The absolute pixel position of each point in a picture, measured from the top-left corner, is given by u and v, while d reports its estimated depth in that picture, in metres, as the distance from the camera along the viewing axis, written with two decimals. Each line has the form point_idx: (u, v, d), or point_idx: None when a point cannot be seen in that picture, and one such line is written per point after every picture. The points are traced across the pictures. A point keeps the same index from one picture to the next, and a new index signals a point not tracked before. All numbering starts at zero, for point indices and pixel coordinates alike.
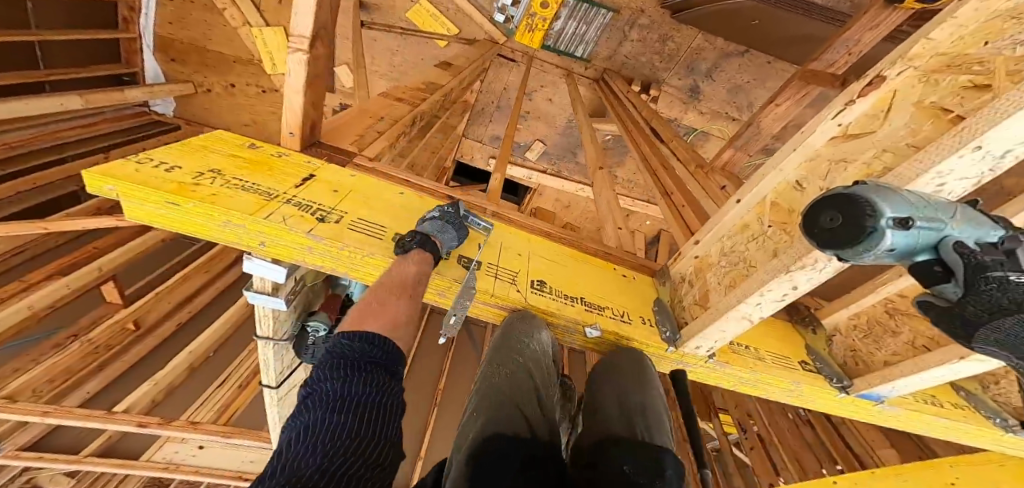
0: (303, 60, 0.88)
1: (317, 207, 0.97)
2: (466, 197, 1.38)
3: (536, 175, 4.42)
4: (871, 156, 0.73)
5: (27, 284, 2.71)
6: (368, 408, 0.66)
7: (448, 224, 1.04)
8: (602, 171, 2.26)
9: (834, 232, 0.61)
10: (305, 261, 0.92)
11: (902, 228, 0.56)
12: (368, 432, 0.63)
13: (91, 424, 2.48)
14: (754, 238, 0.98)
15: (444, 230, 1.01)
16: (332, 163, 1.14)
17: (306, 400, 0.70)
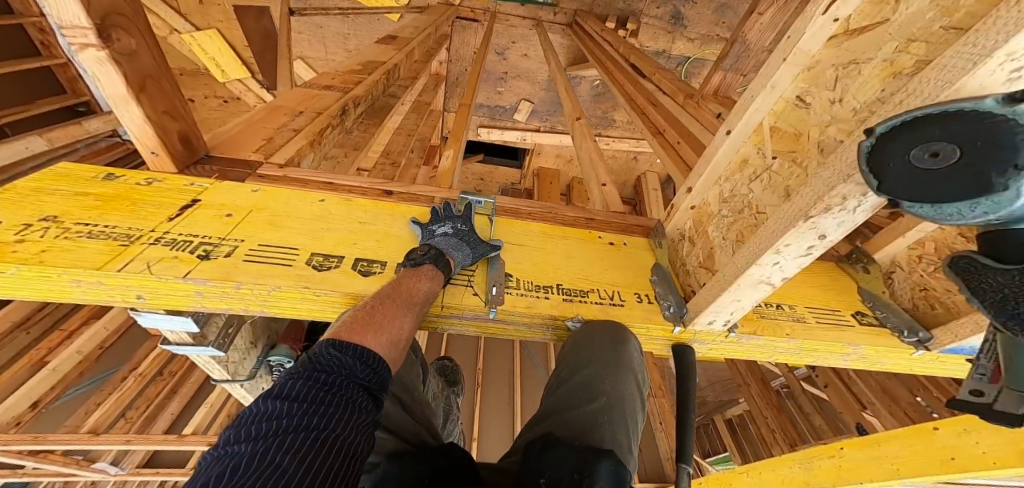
0: (106, 58, 0.66)
1: (200, 242, 0.79)
2: (409, 189, 1.16)
3: (530, 136, 4.09)
4: (890, 53, 0.49)
5: (69, 331, 3.20)
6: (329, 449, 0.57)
7: (463, 241, 0.91)
8: (580, 120, 2.00)
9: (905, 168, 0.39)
10: (198, 308, 0.76)
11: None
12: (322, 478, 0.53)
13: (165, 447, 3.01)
14: (758, 180, 0.74)
15: (458, 248, 0.89)
16: (225, 180, 0.95)
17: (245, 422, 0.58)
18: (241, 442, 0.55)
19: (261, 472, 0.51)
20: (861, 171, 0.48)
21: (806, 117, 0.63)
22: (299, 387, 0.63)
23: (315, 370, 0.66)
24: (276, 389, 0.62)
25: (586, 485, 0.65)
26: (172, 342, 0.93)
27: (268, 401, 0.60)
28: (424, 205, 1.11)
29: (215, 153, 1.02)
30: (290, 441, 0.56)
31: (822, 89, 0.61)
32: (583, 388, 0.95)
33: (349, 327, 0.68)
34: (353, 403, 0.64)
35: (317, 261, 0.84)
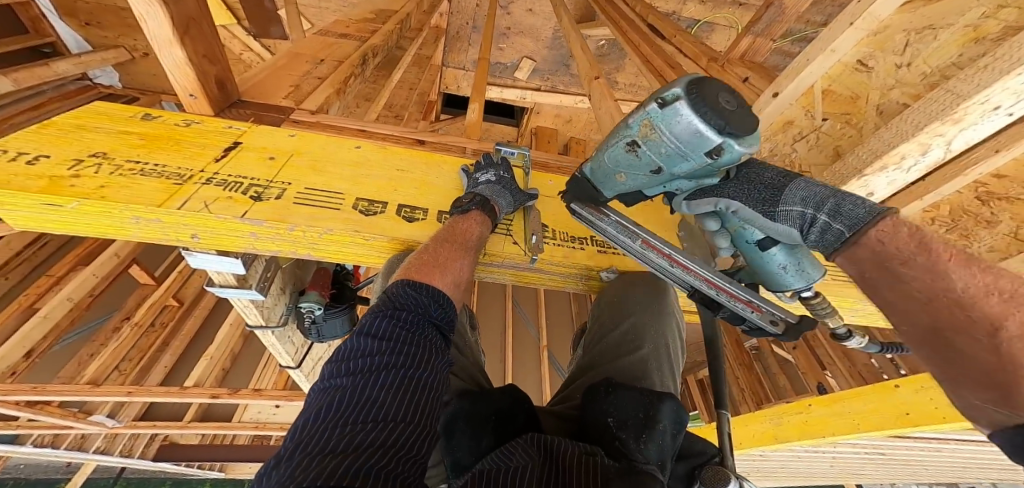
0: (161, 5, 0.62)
1: (248, 183, 0.77)
2: (440, 139, 1.16)
3: (530, 95, 3.93)
4: (979, 16, 0.58)
5: (55, 278, 3.14)
6: (414, 378, 0.59)
7: (504, 188, 0.93)
8: (598, 80, 1.97)
9: (727, 116, 0.56)
10: (252, 249, 0.77)
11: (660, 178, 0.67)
12: (414, 402, 0.57)
13: (171, 399, 2.97)
14: (805, 141, 0.76)
15: (501, 195, 0.91)
16: (261, 124, 0.91)
17: (341, 357, 0.62)
18: (342, 376, 0.58)
19: (361, 405, 0.53)
20: (927, 131, 0.52)
21: (868, 81, 0.69)
22: (384, 326, 0.64)
23: (394, 313, 0.66)
24: (361, 328, 0.64)
25: (652, 425, 0.71)
26: (216, 284, 0.94)
27: (357, 340, 0.62)
28: (457, 156, 1.12)
29: (247, 98, 0.97)
30: (382, 374, 0.57)
31: (886, 55, 0.68)
32: (627, 338, 0.96)
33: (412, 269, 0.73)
34: (430, 335, 0.67)
35: (363, 207, 0.85)
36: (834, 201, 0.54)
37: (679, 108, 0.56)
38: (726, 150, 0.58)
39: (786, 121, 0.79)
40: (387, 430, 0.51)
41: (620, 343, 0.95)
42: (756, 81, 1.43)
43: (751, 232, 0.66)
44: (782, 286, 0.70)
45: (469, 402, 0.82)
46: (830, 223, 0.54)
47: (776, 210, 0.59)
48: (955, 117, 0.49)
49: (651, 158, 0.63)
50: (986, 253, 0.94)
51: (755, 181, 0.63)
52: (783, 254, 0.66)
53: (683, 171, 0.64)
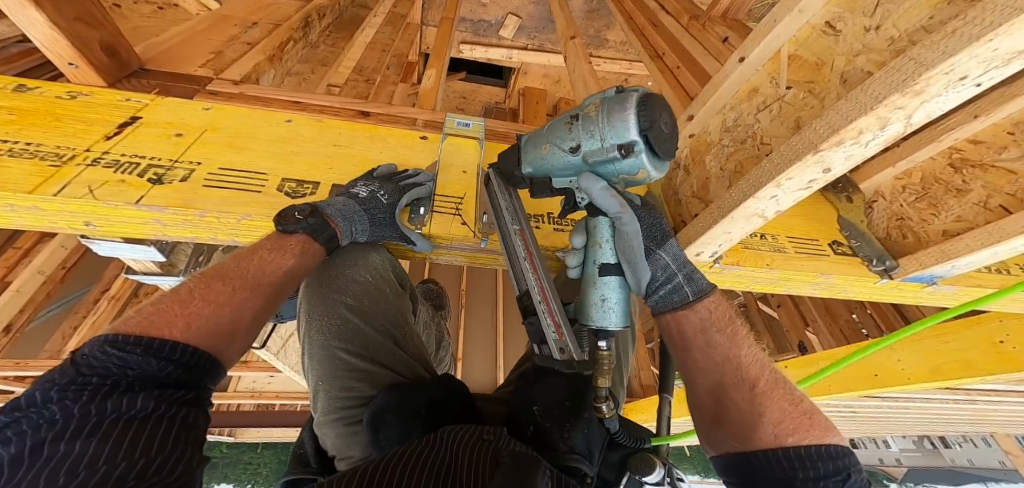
0: None
1: (148, 164, 0.69)
2: (388, 109, 1.05)
3: (517, 55, 3.72)
4: None
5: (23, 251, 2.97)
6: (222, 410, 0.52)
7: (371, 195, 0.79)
8: (575, 40, 1.83)
9: (655, 129, 0.60)
10: (162, 237, 0.70)
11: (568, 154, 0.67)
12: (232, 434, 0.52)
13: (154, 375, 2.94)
14: (767, 111, 0.68)
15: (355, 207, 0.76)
16: (168, 96, 0.80)
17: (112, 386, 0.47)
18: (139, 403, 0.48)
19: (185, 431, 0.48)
20: (887, 103, 0.43)
21: (834, 46, 0.57)
22: (106, 362, 0.47)
23: (118, 342, 0.49)
24: (56, 374, 0.46)
25: (577, 413, 0.69)
26: (137, 271, 0.87)
27: (43, 392, 0.43)
28: (406, 128, 1.02)
29: (154, 66, 0.85)
30: (78, 434, 0.41)
31: (857, 15, 0.55)
32: None
33: (222, 271, 0.65)
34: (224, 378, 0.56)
35: (289, 188, 0.78)
36: (690, 269, 0.74)
37: (632, 94, 0.61)
38: (635, 153, 0.61)
39: (750, 88, 0.71)
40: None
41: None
42: (739, 40, 1.33)
43: (605, 251, 0.70)
44: (597, 320, 0.68)
45: (397, 397, 0.77)
46: (682, 285, 0.73)
47: (654, 252, 0.72)
48: (918, 90, 0.40)
49: (578, 133, 0.65)
50: (954, 223, 0.85)
51: (657, 219, 0.74)
52: (614, 288, 0.69)
53: (594, 160, 0.65)
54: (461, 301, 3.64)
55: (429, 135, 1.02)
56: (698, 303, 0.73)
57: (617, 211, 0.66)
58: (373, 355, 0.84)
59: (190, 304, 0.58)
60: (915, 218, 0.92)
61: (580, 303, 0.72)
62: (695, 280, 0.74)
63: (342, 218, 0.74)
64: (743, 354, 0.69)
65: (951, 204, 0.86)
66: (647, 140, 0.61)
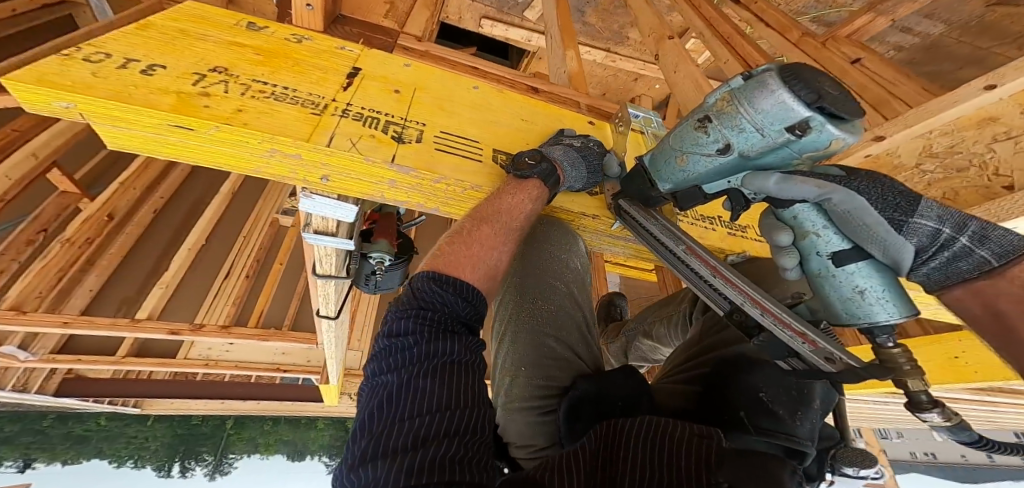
0: None
1: (386, 120, 0.61)
2: (552, 88, 1.00)
3: (536, 39, 3.57)
4: None
5: None
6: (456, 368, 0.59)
7: (583, 156, 0.74)
8: (673, 41, 1.79)
9: (815, 87, 0.49)
10: (387, 200, 0.63)
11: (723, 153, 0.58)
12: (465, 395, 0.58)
13: (122, 333, 2.73)
14: (1009, 142, 0.69)
15: (575, 165, 0.73)
16: (372, 48, 0.72)
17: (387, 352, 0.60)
18: (387, 372, 0.59)
19: (412, 398, 0.54)
20: None
21: None
22: (433, 300, 0.61)
23: (436, 279, 0.63)
24: (404, 305, 0.63)
25: (807, 402, 0.68)
26: (313, 230, 0.76)
27: (403, 321, 0.60)
28: (572, 110, 0.98)
29: (348, 13, 0.76)
30: (424, 366, 0.56)
31: None
32: None
33: (484, 212, 0.66)
34: (462, 336, 0.63)
35: (502, 160, 0.73)
36: (966, 226, 0.47)
37: (770, 77, 0.52)
38: (815, 128, 0.50)
39: (986, 116, 0.72)
40: (444, 420, 0.53)
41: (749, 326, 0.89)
42: (850, 66, 1.37)
43: (829, 237, 0.53)
44: (862, 315, 0.55)
45: (593, 385, 0.81)
46: (975, 248, 0.48)
47: (904, 224, 0.48)
48: None
49: (726, 133, 0.56)
50: None
51: (887, 180, 0.50)
52: (865, 271, 0.54)
53: (754, 147, 0.55)
54: None
55: (597, 122, 0.98)
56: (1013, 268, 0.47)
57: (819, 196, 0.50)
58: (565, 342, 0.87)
59: (471, 247, 0.66)
60: None
61: (825, 299, 0.59)
62: (994, 235, 0.47)
63: (567, 164, 0.72)
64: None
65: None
66: (824, 112, 0.50)
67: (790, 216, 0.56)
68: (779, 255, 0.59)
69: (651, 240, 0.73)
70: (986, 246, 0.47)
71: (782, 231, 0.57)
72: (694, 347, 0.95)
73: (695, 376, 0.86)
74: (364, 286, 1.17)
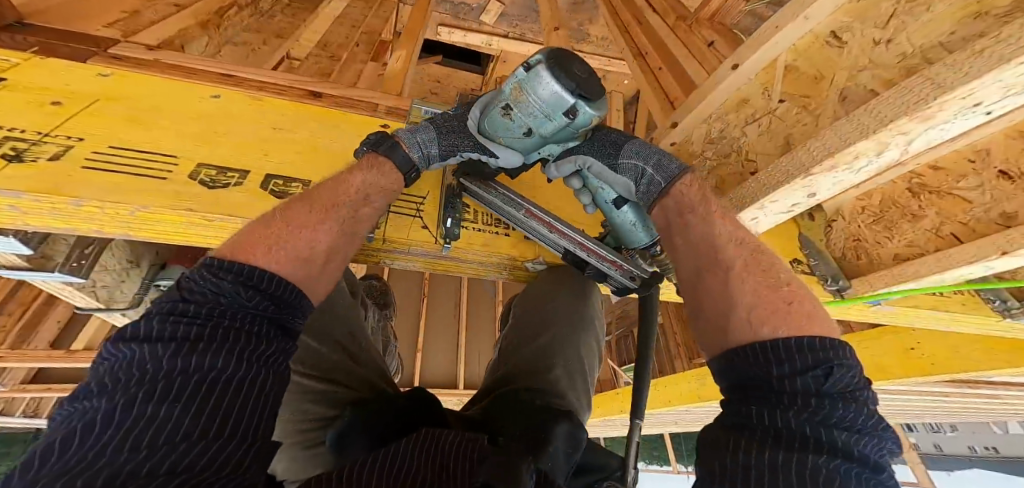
0: None
1: (4, 137, 0.53)
2: (342, 93, 0.94)
3: (497, 42, 3.40)
4: None
5: None
6: (216, 386, 0.48)
7: (436, 132, 0.77)
8: (558, 32, 1.78)
9: (580, 81, 0.57)
10: (19, 227, 0.52)
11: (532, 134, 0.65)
12: (218, 419, 0.47)
13: (63, 363, 2.66)
14: (756, 125, 0.67)
15: (422, 137, 0.76)
16: (50, 57, 0.64)
17: (114, 369, 0.47)
18: (106, 389, 0.45)
19: (136, 427, 0.42)
20: (892, 128, 0.43)
21: (836, 58, 0.57)
22: (201, 294, 0.53)
23: (215, 267, 0.55)
24: (170, 301, 0.52)
25: (545, 447, 0.63)
26: (2, 269, 0.66)
27: (148, 320, 0.50)
28: (365, 114, 0.91)
29: (38, 22, 0.69)
30: (166, 391, 0.45)
31: (864, 27, 0.55)
32: (548, 347, 0.90)
33: (253, 229, 0.61)
34: (259, 331, 0.55)
35: (208, 176, 0.63)
36: (659, 157, 0.64)
37: (568, 98, 0.57)
38: (580, 111, 0.59)
39: (740, 99, 0.71)
40: (178, 457, 0.42)
41: (533, 357, 0.88)
42: (723, 48, 1.30)
43: (606, 190, 0.69)
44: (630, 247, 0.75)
45: (354, 417, 0.74)
46: (655, 175, 0.64)
47: (618, 162, 0.66)
48: (927, 115, 0.40)
49: (521, 121, 0.63)
50: (905, 248, 0.84)
51: (607, 135, 0.69)
52: (631, 210, 0.70)
53: (551, 130, 0.63)
54: (421, 290, 3.55)
55: (391, 124, 0.91)
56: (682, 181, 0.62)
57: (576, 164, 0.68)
58: (329, 371, 0.81)
59: (257, 248, 0.59)
60: (869, 240, 0.89)
61: (616, 227, 0.73)
62: (663, 166, 0.64)
63: (409, 134, 0.77)
64: (718, 233, 0.55)
65: (905, 229, 0.83)
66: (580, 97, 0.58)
67: (575, 176, 0.70)
68: (578, 198, 0.73)
69: (499, 212, 0.77)
70: (672, 166, 0.63)
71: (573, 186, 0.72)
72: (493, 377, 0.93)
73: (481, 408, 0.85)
74: None
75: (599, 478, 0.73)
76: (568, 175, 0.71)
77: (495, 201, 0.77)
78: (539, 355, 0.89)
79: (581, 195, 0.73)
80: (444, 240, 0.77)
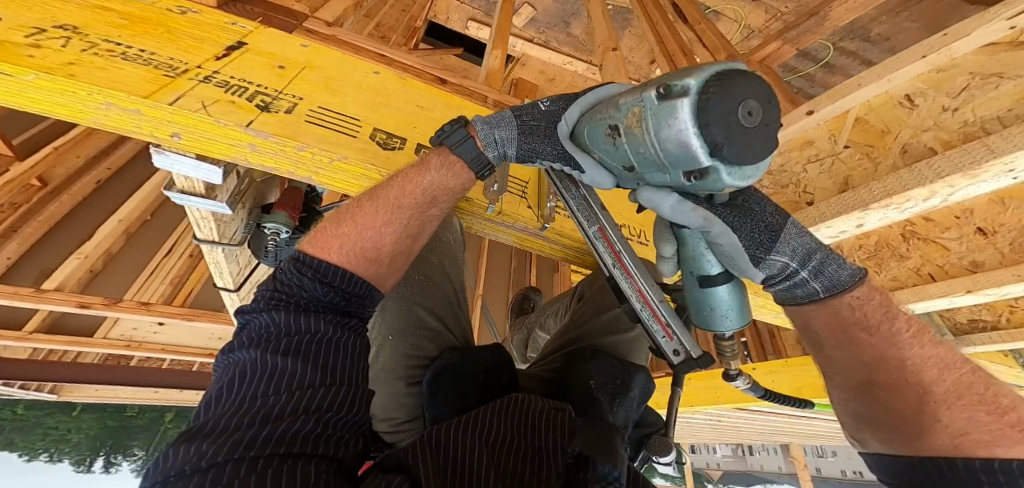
0: None
1: (254, 90, 0.69)
2: (462, 82, 1.09)
3: (520, 45, 3.50)
4: None
5: None
6: (319, 350, 0.64)
7: (515, 127, 0.78)
8: (613, 52, 1.95)
9: (732, 131, 0.43)
10: (248, 163, 0.67)
11: (631, 171, 0.58)
12: (324, 372, 0.63)
13: (22, 303, 2.63)
14: (821, 164, 0.89)
15: (497, 134, 0.77)
16: (269, 27, 0.80)
17: (245, 341, 0.64)
18: (245, 352, 0.62)
19: (269, 379, 0.58)
20: (946, 180, 0.64)
21: (906, 117, 0.82)
22: (295, 280, 0.68)
23: (299, 261, 0.70)
24: (281, 274, 0.69)
25: (626, 392, 0.83)
26: (178, 191, 0.79)
27: (265, 303, 0.66)
28: (477, 103, 1.06)
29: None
30: (284, 352, 0.61)
31: (937, 95, 0.80)
32: (620, 316, 1.06)
33: (371, 195, 0.78)
34: (335, 309, 0.71)
35: (381, 138, 0.81)
36: (819, 257, 0.67)
37: (700, 157, 0.45)
38: (708, 174, 0.47)
39: (809, 141, 0.92)
40: (309, 397, 0.59)
41: (612, 321, 1.04)
42: None
43: (708, 260, 0.68)
44: (712, 326, 0.72)
45: (458, 358, 0.87)
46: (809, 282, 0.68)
47: (766, 257, 0.64)
48: (975, 173, 0.61)
49: (627, 154, 0.54)
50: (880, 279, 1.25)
51: (767, 220, 0.65)
52: (720, 290, 0.69)
53: (654, 180, 0.55)
54: None
55: None
56: (848, 290, 0.68)
57: (706, 225, 0.60)
58: (439, 316, 0.96)
59: (330, 244, 0.74)
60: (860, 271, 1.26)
61: (692, 293, 0.73)
62: (827, 272, 0.67)
63: (486, 126, 0.78)
64: (911, 358, 0.65)
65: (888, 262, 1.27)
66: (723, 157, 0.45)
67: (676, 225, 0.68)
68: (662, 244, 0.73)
69: (574, 213, 0.85)
70: (839, 271, 0.67)
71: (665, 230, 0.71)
72: (565, 338, 1.08)
73: (554, 365, 1.02)
74: (265, 256, 1.19)
75: (650, 430, 0.96)
76: (666, 221, 0.69)
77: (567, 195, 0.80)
78: (609, 324, 1.04)
79: (669, 244, 0.72)
80: (490, 201, 0.88)
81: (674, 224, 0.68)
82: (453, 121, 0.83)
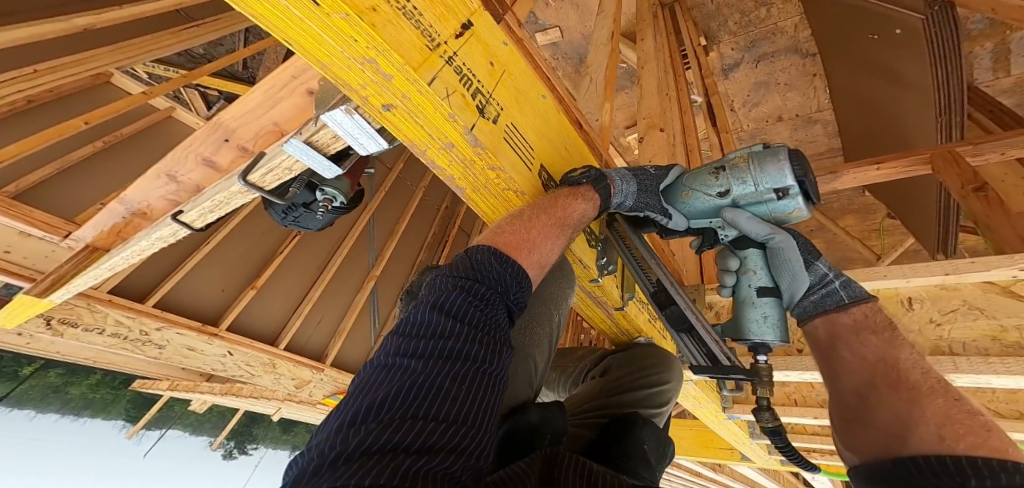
0: None
1: (477, 86, 0.69)
2: (591, 133, 1.18)
3: None
4: None
5: None
6: (481, 376, 0.52)
7: (633, 179, 0.94)
8: (655, 131, 2.18)
9: (801, 169, 0.83)
10: (435, 156, 0.70)
11: (726, 195, 0.88)
12: (479, 406, 0.50)
13: None
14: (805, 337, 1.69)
15: (624, 181, 0.92)
16: (486, 11, 0.77)
17: (408, 334, 0.54)
18: (406, 352, 0.51)
19: (430, 395, 0.45)
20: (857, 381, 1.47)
21: None
22: (485, 283, 0.61)
23: (497, 257, 0.66)
24: (458, 272, 0.62)
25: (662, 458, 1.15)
26: (308, 142, 0.82)
27: (448, 296, 0.58)
28: (598, 159, 1.19)
29: None
30: (451, 368, 0.49)
31: None
32: (652, 397, 1.34)
33: (541, 207, 0.79)
34: (502, 326, 0.61)
35: (543, 176, 0.89)
36: (845, 277, 0.90)
37: (785, 176, 0.82)
38: (791, 194, 0.83)
39: None
40: (456, 432, 0.45)
41: (649, 399, 1.32)
42: None
43: (761, 276, 0.93)
44: (759, 334, 0.92)
45: (538, 417, 0.88)
46: (836, 290, 0.90)
47: (812, 263, 0.92)
48: None
49: (728, 181, 0.87)
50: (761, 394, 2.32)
51: (807, 244, 0.92)
52: (770, 309, 0.92)
53: (744, 198, 0.86)
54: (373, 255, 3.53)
55: None
56: (853, 305, 0.88)
57: (771, 235, 0.85)
58: (543, 361, 1.09)
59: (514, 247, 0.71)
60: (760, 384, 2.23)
61: (741, 320, 0.96)
62: (852, 287, 0.90)
63: (620, 180, 0.91)
64: None
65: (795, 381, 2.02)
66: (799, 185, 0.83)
67: (742, 253, 0.94)
68: (723, 278, 0.99)
69: (646, 257, 1.04)
70: (846, 291, 0.89)
71: (732, 263, 0.97)
72: (607, 400, 1.32)
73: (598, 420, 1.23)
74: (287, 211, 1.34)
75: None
76: (735, 248, 0.95)
77: (640, 247, 1.05)
78: (645, 400, 1.32)
79: (728, 276, 0.98)
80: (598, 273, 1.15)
81: (742, 252, 0.94)
82: (582, 169, 0.92)
